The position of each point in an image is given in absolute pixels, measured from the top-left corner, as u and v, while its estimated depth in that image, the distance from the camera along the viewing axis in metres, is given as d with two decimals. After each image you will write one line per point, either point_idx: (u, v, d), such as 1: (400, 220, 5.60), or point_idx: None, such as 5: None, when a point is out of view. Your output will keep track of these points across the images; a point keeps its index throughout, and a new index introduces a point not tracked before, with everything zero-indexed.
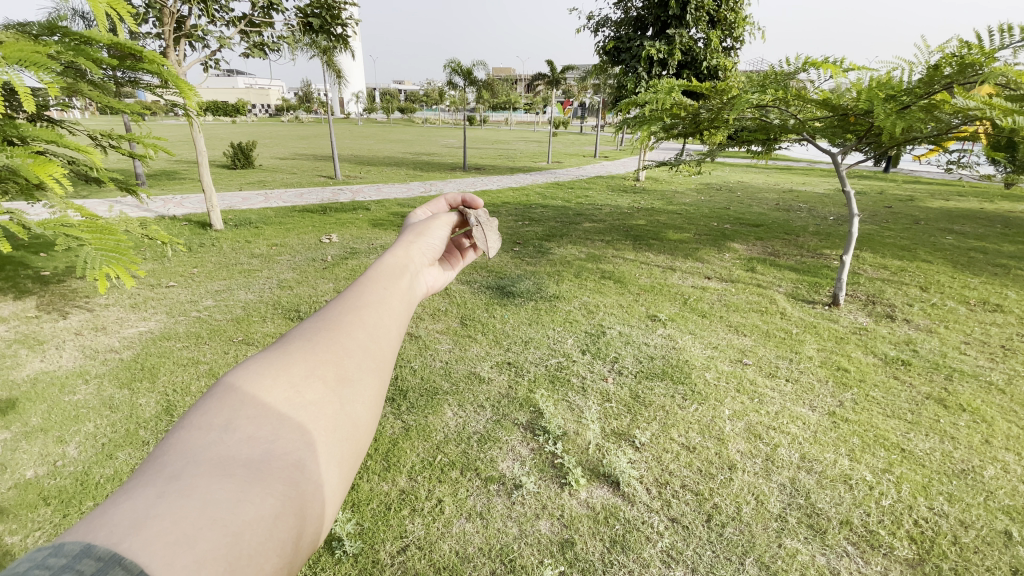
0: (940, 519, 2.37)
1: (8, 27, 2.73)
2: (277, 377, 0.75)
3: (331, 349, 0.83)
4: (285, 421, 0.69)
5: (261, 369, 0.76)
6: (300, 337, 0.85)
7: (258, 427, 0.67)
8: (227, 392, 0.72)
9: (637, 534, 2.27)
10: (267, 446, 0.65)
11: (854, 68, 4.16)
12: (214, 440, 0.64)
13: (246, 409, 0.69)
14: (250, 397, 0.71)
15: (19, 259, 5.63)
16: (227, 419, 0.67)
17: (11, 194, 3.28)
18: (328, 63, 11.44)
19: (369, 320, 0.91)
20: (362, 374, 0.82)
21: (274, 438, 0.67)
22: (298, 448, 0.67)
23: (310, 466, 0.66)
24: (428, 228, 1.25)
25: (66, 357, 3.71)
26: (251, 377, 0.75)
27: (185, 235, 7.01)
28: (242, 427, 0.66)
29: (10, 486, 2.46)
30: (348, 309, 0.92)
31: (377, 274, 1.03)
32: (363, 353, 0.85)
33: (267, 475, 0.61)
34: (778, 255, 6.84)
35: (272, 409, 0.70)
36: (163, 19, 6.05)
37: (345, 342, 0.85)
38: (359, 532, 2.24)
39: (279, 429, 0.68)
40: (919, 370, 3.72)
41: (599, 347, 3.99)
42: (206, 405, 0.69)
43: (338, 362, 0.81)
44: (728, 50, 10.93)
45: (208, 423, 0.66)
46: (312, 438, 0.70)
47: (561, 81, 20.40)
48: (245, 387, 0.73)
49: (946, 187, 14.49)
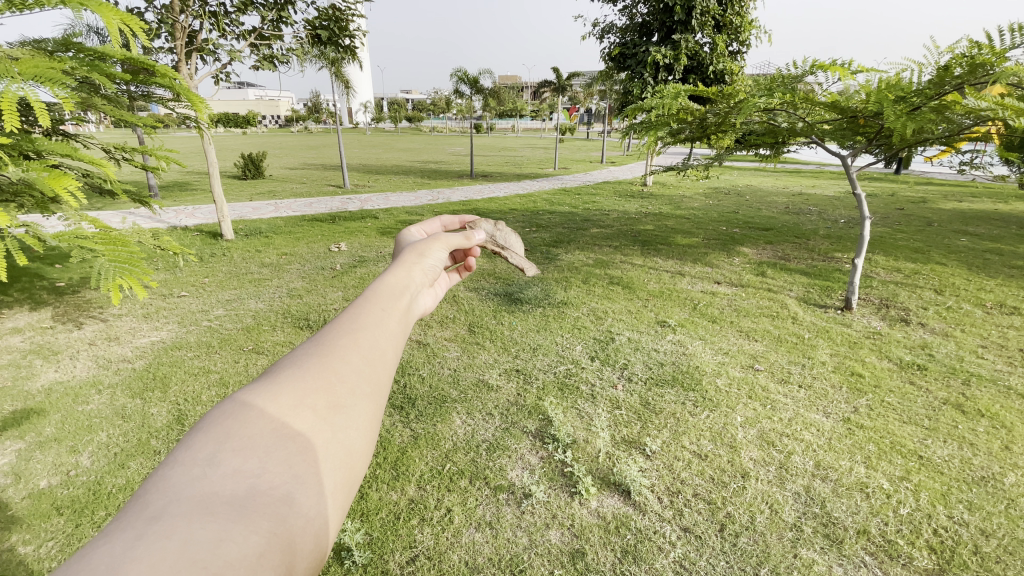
0: (960, 527, 2.32)
1: (24, 45, 2.79)
2: (265, 412, 0.72)
3: (324, 377, 0.81)
4: (273, 454, 0.67)
5: (252, 400, 0.74)
6: (290, 367, 0.83)
7: (245, 461, 0.64)
8: (215, 426, 0.69)
9: (649, 544, 2.23)
10: (252, 480, 0.63)
11: (863, 70, 4.14)
12: (200, 476, 0.61)
13: (233, 443, 0.66)
14: (239, 430, 0.69)
15: (35, 270, 5.74)
16: (214, 453, 0.65)
17: (27, 207, 3.34)
18: (336, 73, 11.59)
19: (364, 346, 0.89)
20: (353, 400, 0.81)
21: (260, 473, 0.64)
22: (286, 480, 0.65)
23: (298, 499, 0.64)
24: (427, 250, 1.22)
25: (80, 367, 3.76)
26: (242, 410, 0.73)
27: (196, 245, 7.10)
28: (230, 461, 0.64)
29: (24, 496, 2.48)
30: (341, 336, 0.91)
31: (373, 298, 1.01)
32: (356, 379, 0.84)
33: (254, 511, 0.59)
34: (789, 259, 6.78)
35: (261, 441, 0.68)
36: (175, 34, 6.17)
37: (337, 370, 0.83)
38: (368, 542, 2.22)
39: (266, 462, 0.66)
40: (936, 375, 3.65)
41: (609, 353, 3.96)
42: (193, 441, 0.67)
43: (328, 390, 0.80)
44: (734, 54, 10.91)
45: (193, 458, 0.63)
46: (300, 469, 0.68)
47: (568, 88, 20.47)
48: (235, 421, 0.70)
49: (960, 188, 14.31)
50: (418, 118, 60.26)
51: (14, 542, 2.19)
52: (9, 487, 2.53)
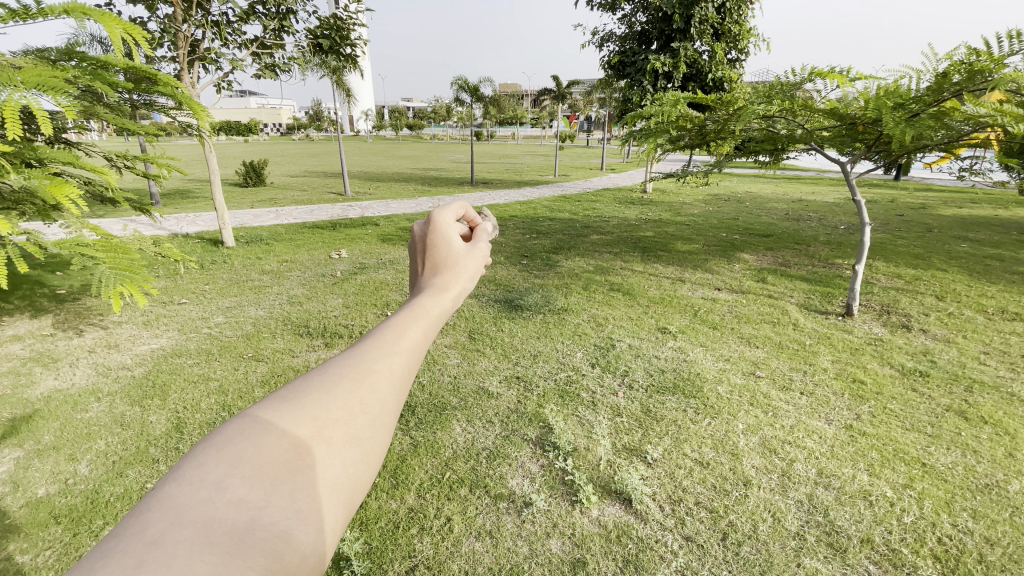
0: (964, 536, 2.30)
1: (27, 53, 2.81)
2: (281, 435, 0.64)
3: (348, 401, 0.71)
4: (281, 485, 0.59)
5: (270, 416, 0.67)
6: (317, 384, 0.73)
7: (251, 490, 0.57)
8: (229, 444, 0.62)
9: (650, 554, 2.21)
10: (253, 513, 0.55)
11: (861, 77, 4.16)
12: (202, 501, 0.54)
13: (242, 467, 0.59)
14: (253, 450, 0.61)
15: (36, 277, 5.75)
16: (222, 475, 0.57)
17: (29, 215, 3.35)
18: (337, 82, 11.67)
19: (398, 368, 0.78)
20: (375, 429, 0.71)
21: (263, 505, 0.56)
22: (287, 516, 0.57)
23: (298, 534, 0.57)
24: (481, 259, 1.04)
25: (79, 374, 3.76)
26: (258, 428, 0.65)
27: (197, 252, 7.12)
28: (235, 487, 0.56)
29: (22, 504, 2.47)
30: (374, 349, 0.80)
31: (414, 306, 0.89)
32: (382, 406, 0.73)
33: (248, 548, 0.52)
34: (789, 265, 6.77)
35: (270, 469, 0.60)
36: (177, 43, 6.22)
37: (365, 395, 0.73)
38: (367, 551, 2.20)
39: (271, 493, 0.58)
40: (938, 382, 3.63)
41: (609, 360, 3.95)
42: (203, 456, 0.60)
43: (350, 416, 0.70)
44: (733, 62, 10.97)
45: (201, 478, 0.57)
46: (304, 505, 0.59)
47: (567, 96, 20.56)
48: (249, 440, 0.63)
49: (959, 194, 14.35)
50: (419, 126, 60.77)
51: (12, 551, 2.18)
52: (7, 496, 2.52)
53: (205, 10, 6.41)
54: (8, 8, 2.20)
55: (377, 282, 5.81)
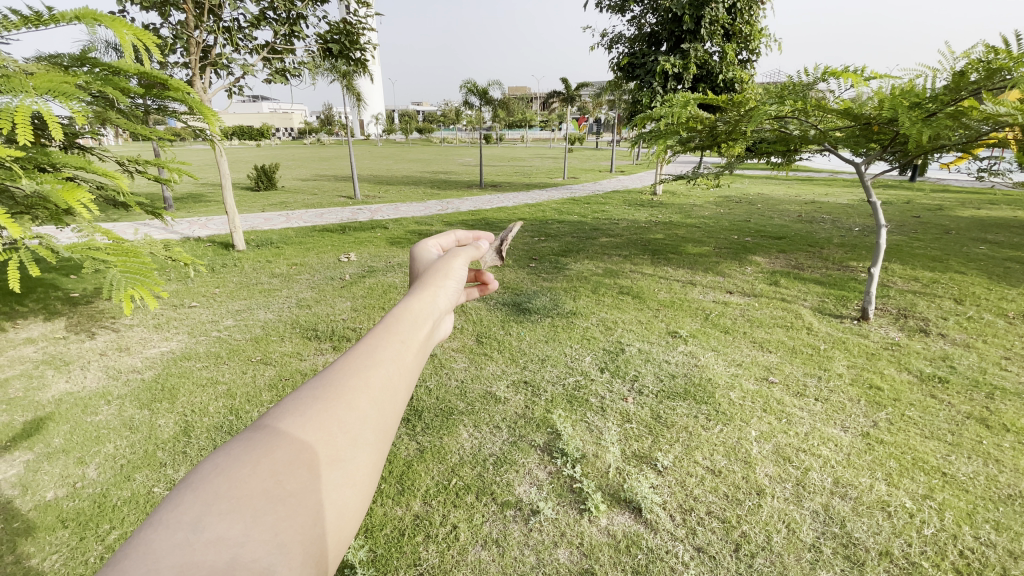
0: (987, 549, 2.21)
1: (41, 60, 2.86)
2: (259, 465, 0.62)
3: (324, 424, 0.69)
4: (260, 517, 0.56)
5: (245, 451, 0.64)
6: (292, 407, 0.71)
7: (230, 526, 0.53)
8: (203, 480, 0.58)
9: (661, 565, 2.16)
10: (234, 550, 0.51)
11: (877, 76, 4.08)
12: (178, 544, 0.50)
13: (220, 502, 0.55)
14: (230, 485, 0.58)
15: (50, 281, 5.83)
16: (199, 515, 0.54)
17: (41, 219, 3.40)
18: (348, 86, 11.75)
19: (375, 384, 0.77)
20: (356, 450, 0.69)
21: (243, 541, 0.53)
22: (269, 551, 0.53)
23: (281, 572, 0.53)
24: (449, 268, 1.10)
25: (90, 377, 3.78)
26: (235, 461, 0.62)
27: (208, 255, 7.17)
28: (214, 525, 0.53)
29: (30, 507, 2.47)
30: (350, 369, 0.79)
31: (391, 325, 0.89)
32: (360, 424, 0.72)
33: None
34: (803, 268, 6.66)
35: (250, 501, 0.57)
36: (190, 49, 6.29)
37: (343, 415, 0.71)
38: (372, 560, 2.17)
39: (252, 528, 0.54)
40: (958, 388, 3.52)
41: (619, 365, 3.90)
42: (180, 494, 0.56)
43: (330, 437, 0.68)
44: (744, 63, 10.83)
45: (176, 519, 0.53)
46: (287, 538, 0.56)
47: (577, 98, 20.43)
48: (226, 475, 0.59)
49: (977, 196, 14.03)
50: (429, 129, 61.01)
51: (18, 555, 2.18)
52: (16, 499, 2.53)
53: (217, 16, 6.47)
54: (22, 15, 2.23)
55: (385, 285, 5.81)
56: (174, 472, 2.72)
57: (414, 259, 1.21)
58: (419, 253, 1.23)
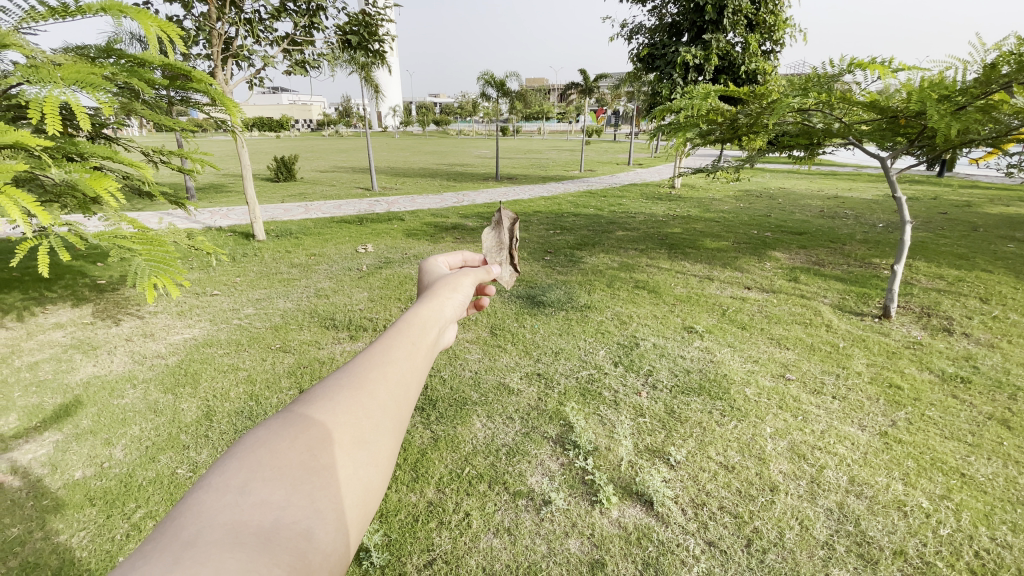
0: (1005, 550, 2.17)
1: (68, 51, 2.93)
2: (295, 440, 0.64)
3: (351, 409, 0.72)
4: (300, 485, 0.59)
5: (279, 428, 0.66)
6: (320, 392, 0.74)
7: (272, 492, 0.56)
8: (246, 451, 0.61)
9: (671, 558, 2.16)
10: (277, 514, 0.54)
11: (905, 68, 3.96)
12: (228, 505, 0.53)
13: (263, 471, 0.58)
14: (270, 457, 0.60)
15: (79, 268, 6.01)
16: (244, 480, 0.56)
17: (71, 208, 3.51)
18: (367, 78, 11.80)
19: (393, 376, 0.80)
20: (380, 433, 0.71)
21: (284, 506, 0.55)
22: (308, 516, 0.56)
23: (319, 535, 0.55)
24: (456, 281, 1.12)
25: (117, 362, 3.90)
26: (273, 436, 0.65)
27: (229, 245, 7.31)
28: (258, 490, 0.55)
29: (60, 486, 2.58)
30: (371, 362, 0.81)
31: (407, 324, 0.91)
32: (383, 411, 0.74)
33: (276, 547, 0.50)
34: (823, 264, 6.54)
35: (289, 471, 0.59)
36: (212, 41, 6.38)
37: (367, 401, 0.74)
38: (386, 544, 2.22)
39: (292, 495, 0.57)
40: (981, 388, 3.44)
41: (632, 359, 3.89)
42: (226, 462, 0.59)
43: (357, 421, 0.71)
44: (767, 54, 10.60)
45: (224, 483, 0.56)
46: (323, 506, 0.58)
47: (595, 90, 20.20)
48: (265, 447, 0.62)
49: (1007, 192, 13.59)
50: (446, 122, 61.02)
51: (49, 531, 2.28)
52: (47, 477, 2.64)
53: (238, 8, 6.55)
54: (49, 6, 2.29)
55: (401, 277, 5.87)
56: (197, 454, 2.81)
57: (422, 273, 1.23)
58: (426, 268, 1.25)
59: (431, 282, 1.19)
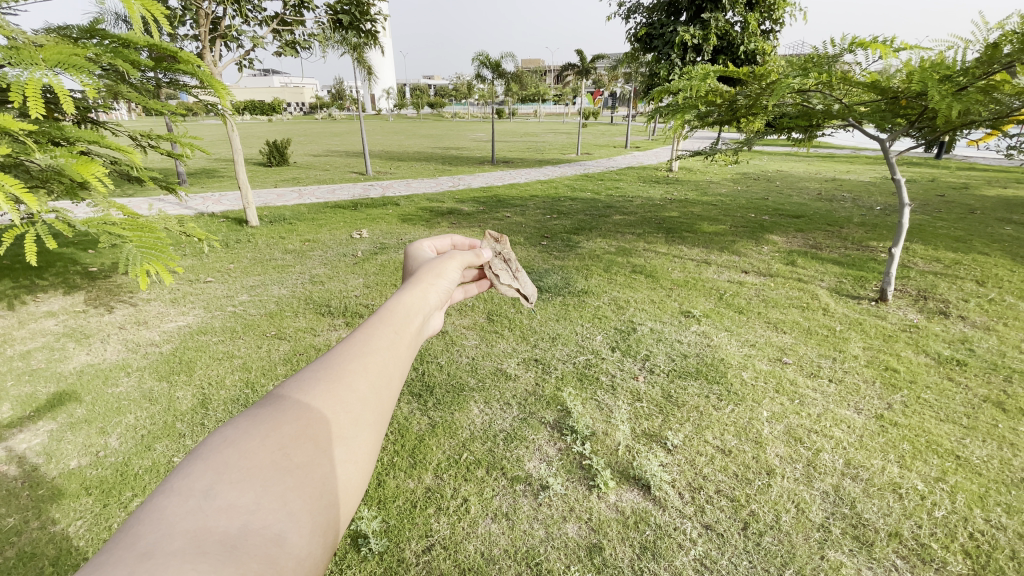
0: (998, 532, 2.20)
1: (50, 32, 2.83)
2: (267, 439, 0.62)
3: (328, 403, 0.70)
4: (272, 485, 0.56)
5: (250, 426, 0.64)
6: (294, 387, 0.72)
7: (241, 494, 0.53)
8: (213, 451, 0.58)
9: (669, 541, 2.18)
10: (245, 517, 0.51)
11: (907, 47, 3.88)
12: (192, 509, 0.50)
13: (232, 472, 0.55)
14: (240, 457, 0.58)
15: (69, 256, 5.93)
16: (211, 483, 0.54)
17: (58, 194, 3.44)
18: (359, 60, 11.57)
19: (373, 368, 0.78)
20: (358, 428, 0.69)
21: (254, 509, 0.53)
22: (280, 519, 0.53)
23: (291, 539, 0.53)
24: (441, 268, 1.11)
25: (110, 350, 3.87)
26: (244, 434, 0.62)
27: (222, 231, 7.22)
28: (226, 493, 0.53)
29: (56, 475, 2.56)
30: (349, 355, 0.79)
31: (388, 314, 0.90)
32: (361, 405, 0.73)
33: (243, 555, 0.47)
34: (821, 248, 6.52)
35: (261, 471, 0.57)
36: (199, 21, 6.20)
37: (344, 394, 0.72)
38: (384, 530, 2.23)
39: (262, 496, 0.55)
40: (976, 371, 3.46)
41: (630, 344, 3.88)
42: (191, 464, 0.56)
43: (333, 416, 0.69)
44: (767, 33, 10.42)
45: (189, 487, 0.53)
46: (296, 507, 0.56)
47: (592, 72, 19.90)
48: (235, 446, 0.60)
49: (1005, 174, 13.58)
50: (440, 104, 60.19)
51: (45, 521, 2.27)
52: (42, 466, 2.62)
53: None
54: None
55: (397, 262, 5.82)
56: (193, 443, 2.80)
57: (405, 260, 1.22)
58: (411, 253, 1.25)
59: (415, 268, 1.18)
